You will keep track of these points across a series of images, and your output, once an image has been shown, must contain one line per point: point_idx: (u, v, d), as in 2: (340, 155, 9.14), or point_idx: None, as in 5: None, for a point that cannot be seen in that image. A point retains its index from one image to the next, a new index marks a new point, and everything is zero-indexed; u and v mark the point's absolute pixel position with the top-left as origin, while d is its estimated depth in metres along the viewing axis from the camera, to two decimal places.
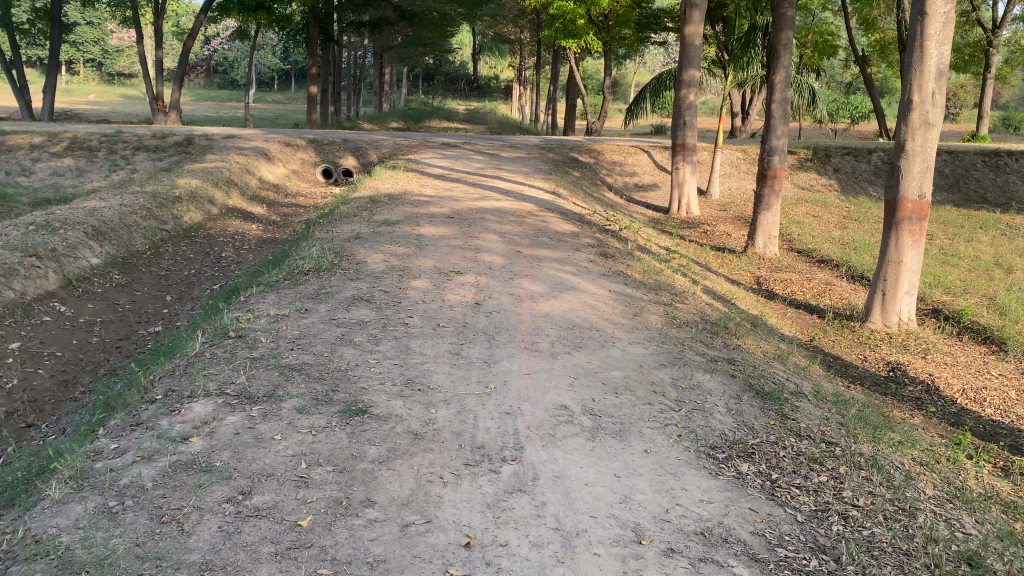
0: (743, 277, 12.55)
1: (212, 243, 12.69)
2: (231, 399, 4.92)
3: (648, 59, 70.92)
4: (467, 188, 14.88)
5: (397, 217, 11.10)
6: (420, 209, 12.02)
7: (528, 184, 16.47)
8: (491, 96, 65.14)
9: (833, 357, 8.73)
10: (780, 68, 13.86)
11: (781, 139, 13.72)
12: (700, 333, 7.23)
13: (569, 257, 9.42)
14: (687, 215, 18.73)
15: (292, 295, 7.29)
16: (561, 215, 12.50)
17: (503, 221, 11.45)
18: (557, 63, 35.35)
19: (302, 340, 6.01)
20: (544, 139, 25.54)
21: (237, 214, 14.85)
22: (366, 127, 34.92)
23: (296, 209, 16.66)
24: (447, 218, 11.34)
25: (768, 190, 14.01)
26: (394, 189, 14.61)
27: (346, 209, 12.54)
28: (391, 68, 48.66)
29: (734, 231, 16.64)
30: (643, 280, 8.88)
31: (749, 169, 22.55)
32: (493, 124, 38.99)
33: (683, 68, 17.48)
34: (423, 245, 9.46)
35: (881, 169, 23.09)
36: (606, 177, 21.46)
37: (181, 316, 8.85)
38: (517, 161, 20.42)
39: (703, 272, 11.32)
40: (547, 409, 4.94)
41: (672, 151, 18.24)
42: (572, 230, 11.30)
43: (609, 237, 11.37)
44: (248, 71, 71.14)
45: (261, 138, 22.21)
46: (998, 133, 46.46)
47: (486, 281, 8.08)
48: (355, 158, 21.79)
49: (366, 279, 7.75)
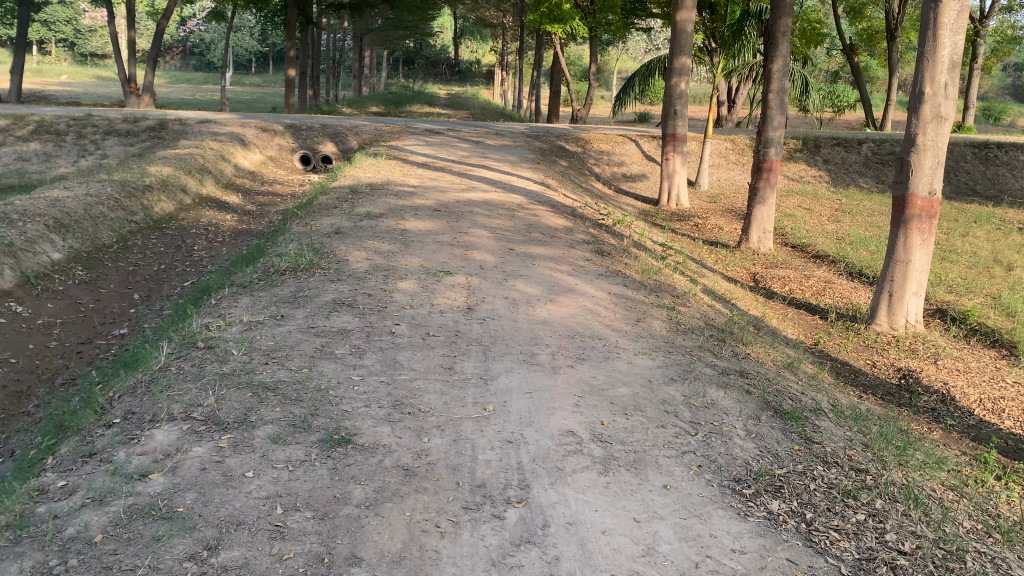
0: (740, 274, 12.12)
1: (184, 235, 12.05)
2: (198, 425, 4.37)
3: (631, 46, 70.41)
4: (452, 179, 14.30)
5: (380, 210, 10.52)
6: (404, 201, 11.45)
7: (515, 174, 15.91)
8: (472, 81, 64.34)
9: (841, 363, 8.31)
10: (777, 57, 13.37)
11: (778, 131, 13.29)
12: (707, 341, 6.75)
13: (563, 255, 8.90)
14: (676, 206, 18.29)
15: (268, 299, 6.73)
16: (551, 208, 11.97)
17: (491, 214, 10.91)
18: (541, 50, 34.55)
19: (279, 353, 5.45)
20: (529, 126, 24.97)
21: (211, 204, 14.19)
22: (346, 112, 34.18)
23: (273, 198, 16.02)
24: (432, 211, 10.78)
25: (763, 183, 13.56)
26: (376, 178, 14.01)
27: (325, 201, 11.93)
28: (371, 52, 47.78)
29: (726, 225, 16.22)
30: (642, 281, 8.39)
31: (738, 159, 22.12)
32: (475, 110, 38.31)
33: (674, 56, 16.99)
34: (409, 241, 8.90)
35: (871, 161, 22.76)
36: (593, 167, 20.97)
37: (149, 317, 8.25)
38: (503, 149, 19.85)
39: (700, 270, 10.86)
40: (553, 436, 4.44)
41: (662, 141, 17.76)
42: (563, 225, 10.79)
43: (602, 232, 10.87)
44: (225, 53, 69.85)
45: (237, 123, 21.46)
46: (981, 123, 46.40)
47: (477, 283, 7.55)
48: (334, 145, 21.12)
49: (348, 281, 7.20)
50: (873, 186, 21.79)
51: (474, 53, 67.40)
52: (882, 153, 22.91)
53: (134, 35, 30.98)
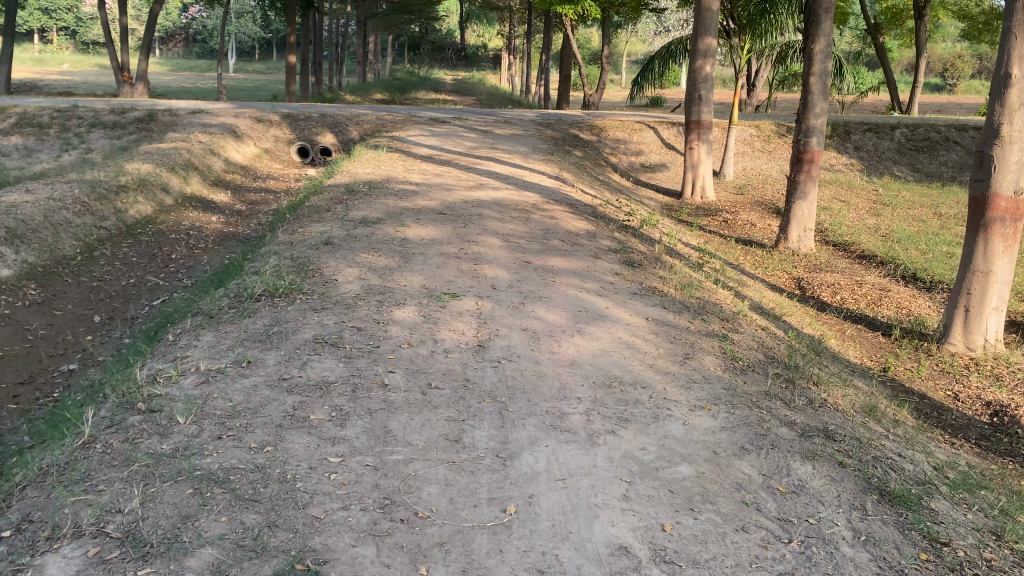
0: (782, 280, 10.86)
1: (162, 241, 10.84)
2: (109, 550, 3.17)
3: (640, 29, 68.98)
4: (460, 174, 13.04)
5: (379, 214, 9.29)
6: (406, 203, 10.21)
7: (528, 167, 14.65)
8: (479, 66, 62.97)
9: (919, 397, 7.05)
10: (819, 36, 11.92)
11: (821, 118, 12.01)
12: (774, 384, 5.50)
13: (588, 269, 7.66)
14: (701, 199, 16.98)
15: (235, 337, 5.50)
16: (569, 209, 10.72)
17: (504, 217, 9.66)
18: (551, 33, 33.06)
19: (236, 422, 4.22)
20: (540, 113, 23.64)
21: (196, 204, 12.99)
22: (349, 99, 32.88)
23: (266, 196, 14.81)
24: (436, 214, 9.53)
25: (803, 176, 12.26)
26: (374, 174, 12.79)
27: (318, 202, 10.69)
28: (375, 37, 46.47)
29: (758, 219, 14.93)
30: (683, 300, 7.13)
31: (763, 147, 20.79)
32: (482, 96, 37.01)
33: (698, 37, 15.67)
34: (409, 255, 7.66)
35: (904, 147, 21.39)
36: (610, 157, 19.67)
37: (106, 348, 7.04)
38: (513, 139, 18.56)
39: (740, 279, 9.60)
40: (600, 560, 3.25)
41: (686, 129, 16.49)
42: (585, 229, 9.54)
43: (630, 237, 9.61)
44: (228, 40, 68.61)
45: (231, 114, 20.22)
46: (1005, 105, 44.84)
47: (489, 308, 6.30)
48: (334, 136, 19.86)
49: (333, 310, 5.97)
50: (908, 174, 20.43)
51: (481, 38, 65.92)
52: (916, 140, 21.55)
53: (127, 22, 29.70)
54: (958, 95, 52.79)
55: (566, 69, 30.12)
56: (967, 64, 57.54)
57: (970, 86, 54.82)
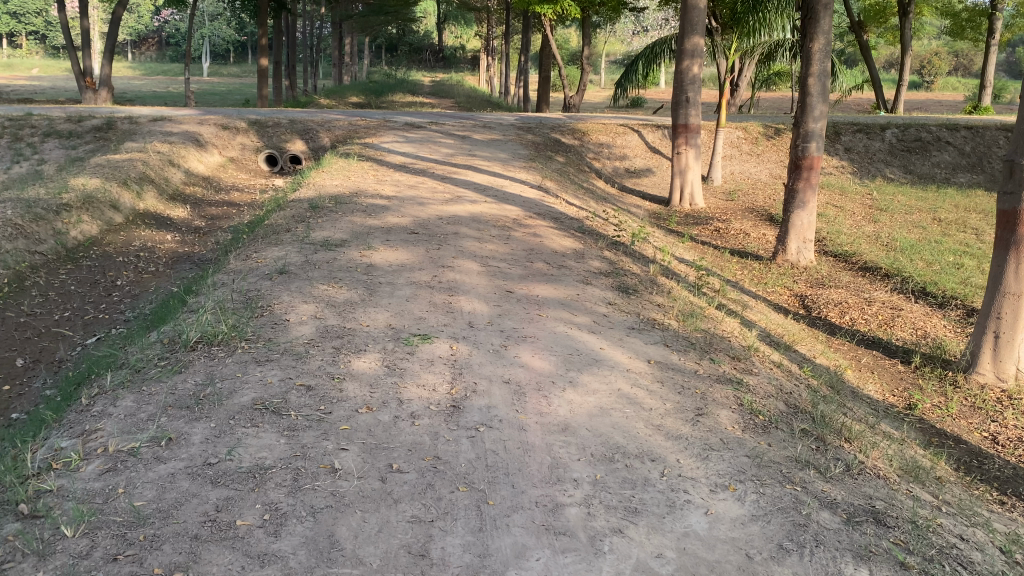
0: (784, 298, 10.05)
1: (107, 266, 9.84)
2: None
3: (618, 29, 68.36)
4: (435, 185, 12.13)
5: (345, 236, 8.37)
6: (374, 221, 9.27)
7: (508, 176, 13.77)
8: (457, 66, 62.11)
9: (954, 441, 6.23)
10: (818, 34, 11.11)
11: (820, 122, 11.23)
12: (803, 447, 4.64)
13: (578, 298, 6.78)
14: (690, 206, 16.18)
15: (158, 401, 4.56)
16: (554, 225, 9.84)
17: (482, 236, 8.76)
18: (529, 34, 32.23)
19: (140, 536, 3.30)
20: (520, 116, 22.76)
21: (150, 221, 12.00)
22: (323, 103, 31.86)
23: (229, 209, 13.85)
24: (408, 234, 8.61)
25: (802, 184, 11.46)
26: (343, 186, 11.86)
27: (278, 221, 9.73)
28: (351, 39, 45.44)
29: (752, 228, 14.14)
30: (687, 334, 6.26)
31: (752, 150, 20.05)
32: (460, 98, 36.06)
33: (686, 36, 14.88)
34: (374, 286, 6.75)
35: (896, 148, 20.70)
36: (593, 162, 18.84)
37: (23, 403, 6.08)
38: (492, 144, 17.69)
39: (742, 301, 8.75)
40: None
41: (673, 133, 15.68)
42: (571, 247, 8.66)
43: (621, 255, 8.75)
44: (200, 42, 67.17)
45: (195, 121, 19.15)
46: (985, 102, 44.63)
47: (465, 352, 5.40)
48: (304, 143, 18.88)
49: (280, 362, 5.04)
50: (901, 176, 19.74)
51: (458, 38, 64.98)
52: (908, 140, 20.86)
53: (89, 24, 28.46)
54: (936, 92, 52.63)
55: (545, 70, 29.26)
56: (944, 61, 57.54)
57: (946, 83, 54.83)
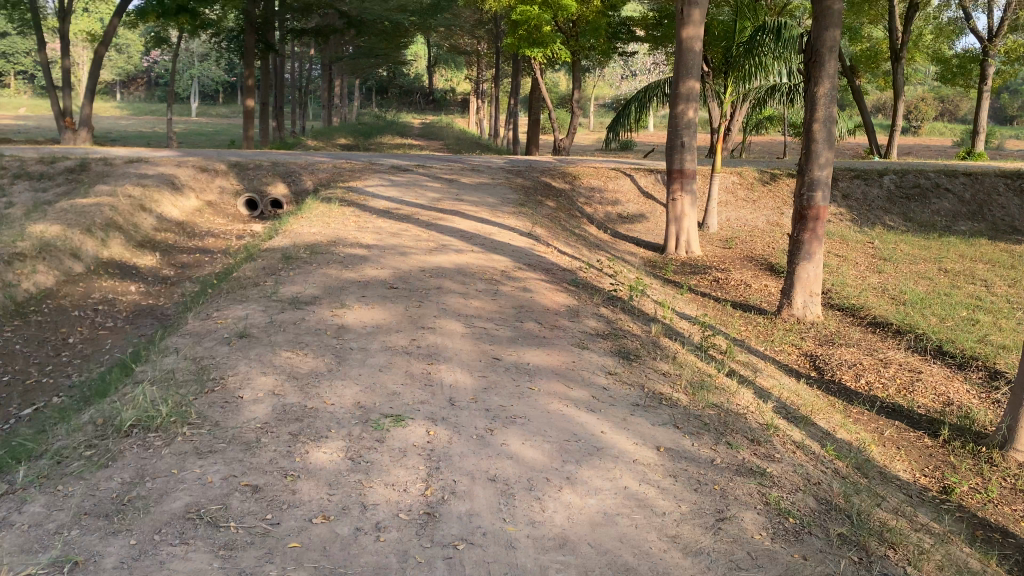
0: (792, 358, 9.38)
1: (59, 321, 9.06)
2: None
3: (608, 73, 68.60)
4: (419, 233, 11.44)
5: (316, 291, 7.64)
6: (351, 273, 8.55)
7: (497, 223, 13.12)
8: (447, 109, 62.03)
9: (1001, 536, 5.49)
10: (824, 78, 10.61)
11: (826, 170, 10.68)
12: (846, 562, 3.90)
13: (573, 366, 6.05)
14: (687, 254, 15.54)
15: (72, 507, 3.78)
16: (546, 278, 9.14)
17: (467, 290, 8.05)
18: (518, 77, 31.93)
19: None
20: (510, 159, 22.23)
21: (113, 270, 11.24)
22: (309, 144, 31.31)
23: (201, 257, 13.12)
24: (386, 288, 7.89)
25: (807, 235, 10.89)
26: (320, 234, 11.15)
27: (248, 273, 9.00)
28: (341, 81, 45.21)
29: (752, 278, 13.50)
30: (698, 412, 5.52)
31: (747, 196, 19.56)
32: (449, 141, 35.66)
33: (681, 79, 14.45)
34: (344, 352, 6.00)
35: (894, 194, 20.24)
36: (584, 207, 18.25)
37: None
38: (480, 188, 17.09)
39: (751, 364, 8.05)
40: None
41: (667, 178, 15.17)
42: (565, 303, 7.95)
43: (621, 313, 8.05)
44: (191, 83, 66.98)
45: (173, 163, 18.51)
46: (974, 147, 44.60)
47: (444, 439, 4.62)
48: (286, 187, 18.23)
49: (225, 455, 4.27)
50: (900, 224, 19.23)
51: (449, 81, 65.00)
52: (905, 187, 20.43)
53: (71, 64, 27.95)
54: (924, 137, 52.86)
55: (535, 112, 28.84)
56: (930, 106, 57.93)
57: (933, 129, 55.03)
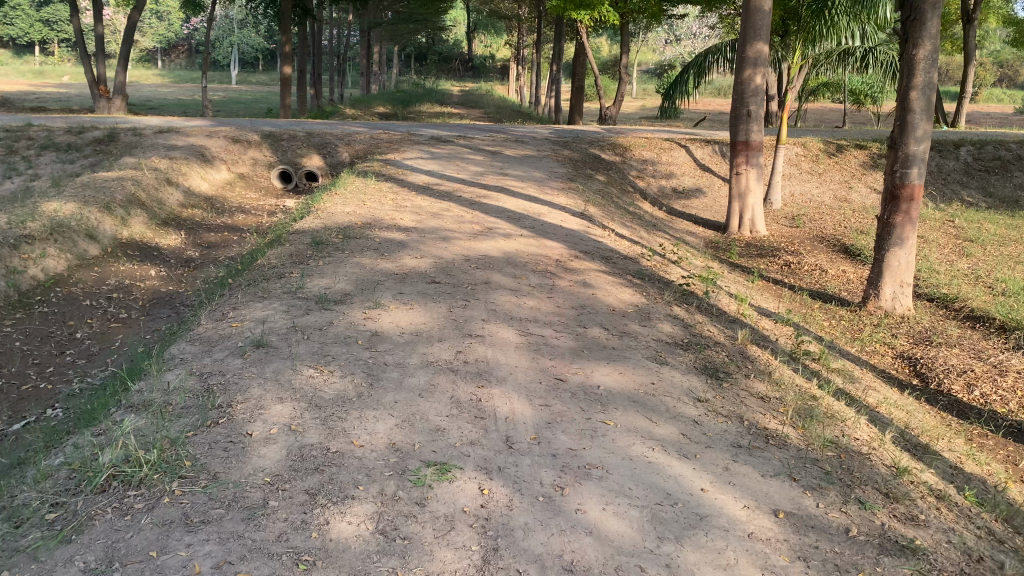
0: (888, 361, 8.19)
1: (68, 312, 8.21)
2: None
3: (650, 39, 66.34)
4: (462, 214, 10.39)
5: (347, 287, 6.65)
6: (387, 263, 7.54)
7: (546, 201, 12.01)
8: (486, 75, 60.58)
9: None
10: (925, 39, 9.23)
11: (923, 144, 9.38)
12: None
13: (653, 390, 4.97)
14: (751, 234, 14.30)
15: None
16: (606, 268, 8.04)
17: (519, 285, 6.99)
18: (562, 42, 30.51)
19: None
20: (556, 128, 20.99)
21: (133, 252, 10.40)
22: (347, 112, 30.35)
23: (229, 237, 12.25)
24: (426, 283, 6.86)
25: (900, 218, 9.62)
26: (354, 214, 10.17)
27: (272, 260, 8.04)
28: (379, 47, 44.06)
29: (828, 263, 12.25)
30: (814, 458, 4.43)
31: (812, 168, 18.18)
32: (489, 109, 34.44)
33: (748, 42, 13.07)
34: (377, 370, 4.99)
35: (973, 167, 18.66)
36: (637, 181, 17.03)
37: None
38: (526, 161, 15.96)
39: (849, 375, 6.91)
40: None
41: (731, 151, 13.91)
42: (633, 301, 6.85)
43: (698, 314, 6.93)
44: (230, 51, 66.38)
45: (203, 133, 17.63)
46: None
47: (502, 502, 3.62)
48: (321, 158, 17.27)
49: (222, 528, 3.31)
50: (980, 200, 17.70)
51: (488, 47, 63.46)
52: (985, 159, 18.83)
53: (104, 31, 27.15)
54: (982, 104, 50.32)
55: (580, 78, 27.42)
56: (989, 72, 54.99)
57: (992, 94, 52.16)
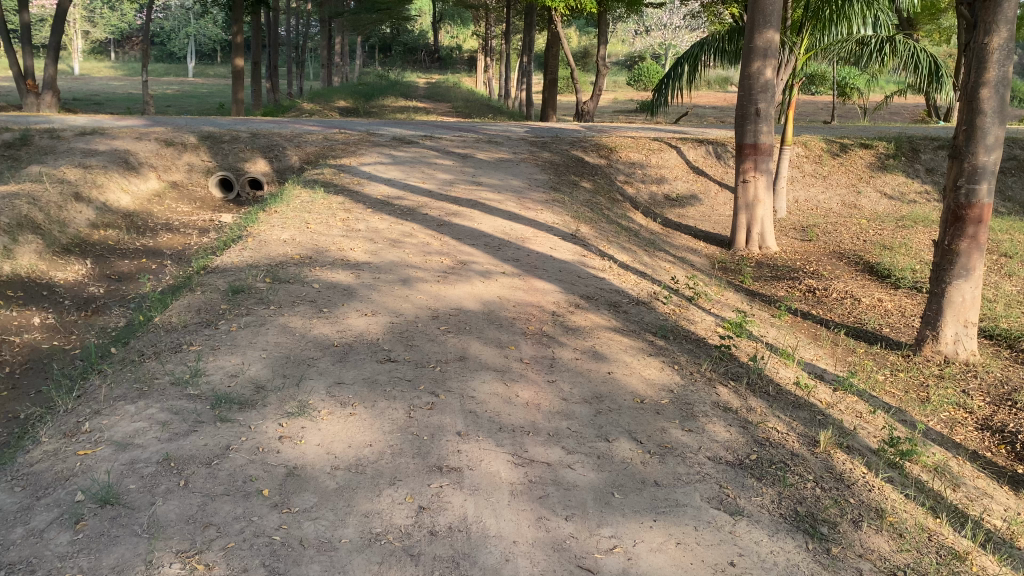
0: (978, 435, 6.39)
1: None
2: None
3: (621, 29, 64.57)
4: (428, 240, 8.43)
5: (262, 376, 4.67)
6: (325, 326, 5.57)
7: (529, 219, 10.09)
8: (454, 68, 58.42)
9: None
10: (1000, 25, 7.35)
11: (994, 155, 7.56)
12: None
13: None
14: (760, 250, 12.52)
15: None
16: (617, 324, 6.15)
17: (506, 362, 5.05)
18: (534, 32, 28.57)
19: None
20: (532, 126, 19.05)
21: (14, 295, 8.28)
22: (305, 107, 28.11)
23: (147, 265, 10.17)
24: (378, 364, 4.90)
25: (966, 243, 7.80)
26: (294, 243, 8.17)
27: (171, 316, 6.01)
28: (342, 38, 41.80)
29: (859, 289, 10.47)
30: None
31: (815, 171, 16.47)
32: (458, 103, 32.44)
33: (759, 32, 11.27)
34: (286, 563, 3.04)
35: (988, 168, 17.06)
36: (625, 187, 15.18)
37: None
38: (501, 166, 14.03)
39: (953, 477, 5.11)
40: None
41: (738, 156, 12.13)
42: (664, 385, 4.96)
43: (753, 400, 5.06)
44: (186, 42, 63.23)
45: (133, 135, 15.41)
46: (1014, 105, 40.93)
47: None
48: (267, 163, 15.17)
49: None
50: (998, 204, 16.12)
51: (455, 38, 61.24)
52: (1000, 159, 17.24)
53: (31, 19, 24.56)
54: None
55: (553, 72, 25.45)
56: None
57: None
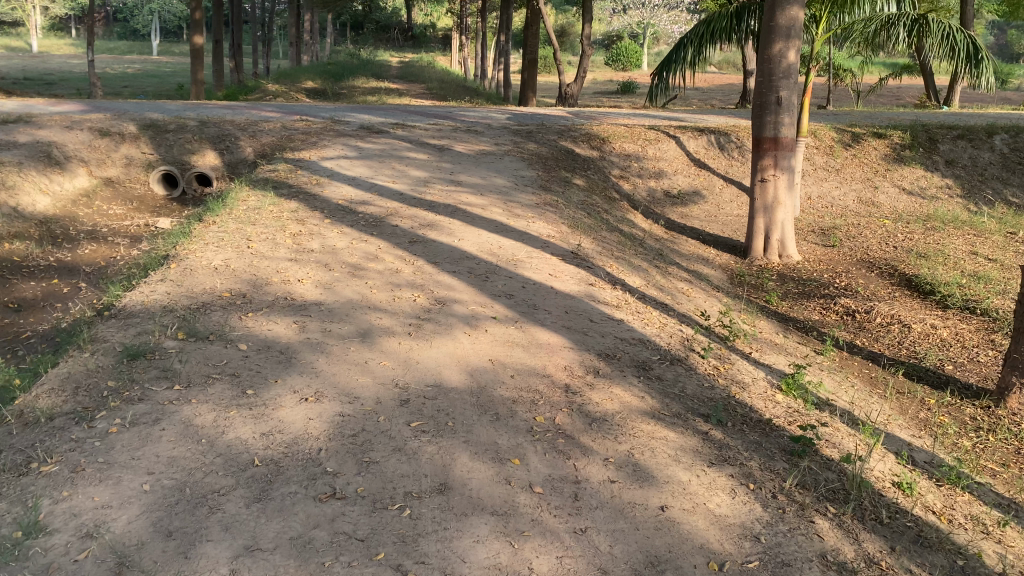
0: None
1: None
2: None
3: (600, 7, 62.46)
4: (397, 266, 6.73)
5: (130, 541, 3.00)
6: (245, 426, 3.88)
7: (520, 231, 8.41)
8: (428, 47, 56.11)
9: None
10: None
11: None
12: None
13: None
14: (780, 260, 10.94)
15: None
16: (654, 401, 4.51)
17: (509, 493, 3.40)
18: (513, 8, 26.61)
19: None
20: (514, 112, 17.31)
21: None
22: (267, 88, 26.02)
23: (57, 288, 8.37)
24: (316, 505, 3.24)
25: None
26: (227, 273, 6.44)
27: (34, 399, 4.24)
28: (310, 13, 39.50)
29: (905, 310, 8.92)
30: None
31: (828, 163, 14.93)
32: (432, 84, 30.48)
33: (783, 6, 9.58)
34: None
35: (1011, 159, 15.58)
36: (622, 182, 13.54)
37: None
38: (482, 160, 12.31)
39: None
40: None
41: (756, 150, 10.49)
42: (745, 531, 3.34)
43: (868, 545, 3.46)
44: (147, 19, 60.12)
45: (62, 121, 13.43)
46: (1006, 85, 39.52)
47: None
48: (217, 156, 13.31)
49: None
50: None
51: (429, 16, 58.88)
52: None
53: None
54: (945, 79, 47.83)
55: (533, 51, 23.59)
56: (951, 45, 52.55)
57: None
